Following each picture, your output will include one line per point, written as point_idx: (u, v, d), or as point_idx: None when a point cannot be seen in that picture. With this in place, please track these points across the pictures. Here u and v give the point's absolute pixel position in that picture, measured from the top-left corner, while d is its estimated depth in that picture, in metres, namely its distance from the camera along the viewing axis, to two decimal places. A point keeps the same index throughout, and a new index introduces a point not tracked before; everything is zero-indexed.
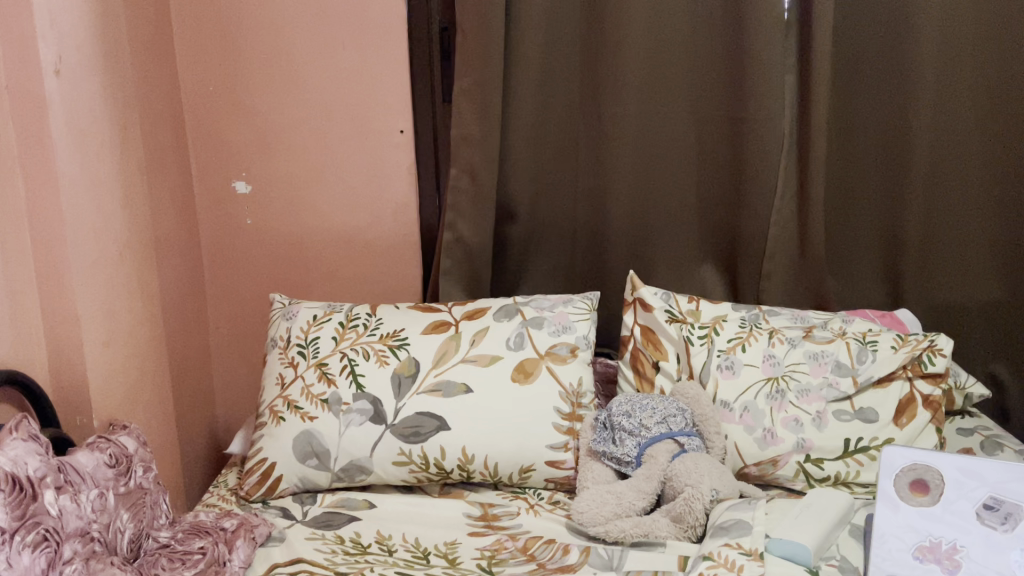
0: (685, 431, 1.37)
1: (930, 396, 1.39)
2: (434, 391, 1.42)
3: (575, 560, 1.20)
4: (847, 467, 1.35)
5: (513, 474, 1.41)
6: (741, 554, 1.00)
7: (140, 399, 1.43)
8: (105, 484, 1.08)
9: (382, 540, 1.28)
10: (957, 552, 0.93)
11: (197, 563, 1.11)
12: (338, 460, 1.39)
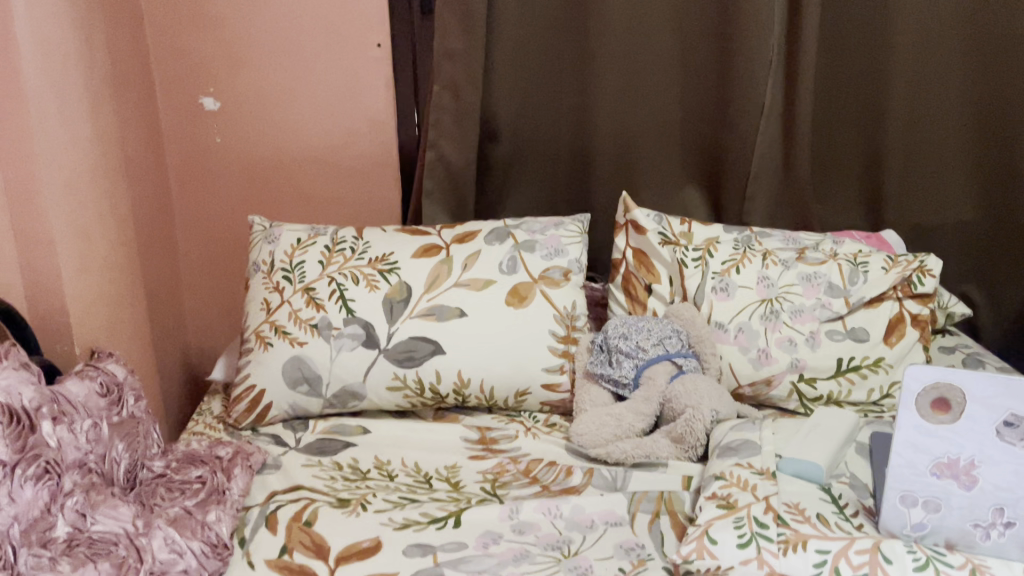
0: (682, 352, 1.37)
1: (918, 316, 1.41)
2: (428, 315, 1.38)
3: (578, 481, 1.20)
4: (839, 385, 1.37)
5: (509, 398, 1.41)
6: (753, 473, 1.03)
7: (119, 326, 1.37)
8: (98, 414, 1.04)
9: (382, 465, 1.26)
10: (975, 468, 0.90)
11: (198, 493, 1.08)
12: (330, 386, 1.36)
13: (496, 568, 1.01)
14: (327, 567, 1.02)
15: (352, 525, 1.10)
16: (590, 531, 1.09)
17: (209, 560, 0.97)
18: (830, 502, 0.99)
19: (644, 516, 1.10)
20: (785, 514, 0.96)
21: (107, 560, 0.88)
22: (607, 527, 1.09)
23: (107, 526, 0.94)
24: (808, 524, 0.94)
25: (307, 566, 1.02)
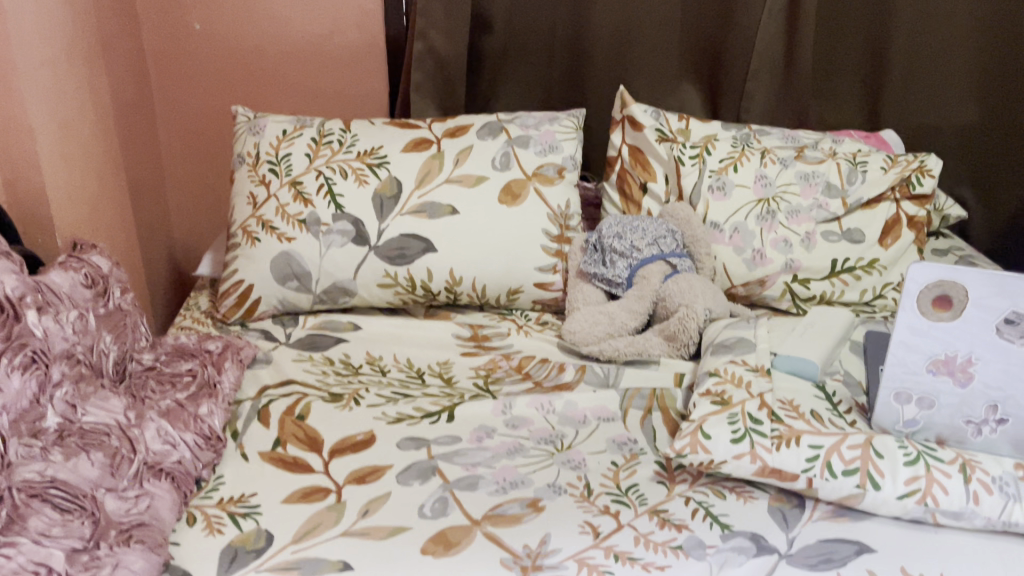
0: (676, 252, 1.35)
1: (916, 218, 1.40)
2: (418, 212, 1.35)
3: (571, 378, 1.21)
4: (833, 286, 1.36)
5: (501, 296, 1.40)
6: (747, 370, 1.03)
7: (102, 218, 1.33)
8: (85, 305, 1.02)
9: (373, 361, 1.26)
10: (972, 366, 0.90)
11: (189, 386, 1.07)
12: (320, 282, 1.34)
13: (490, 461, 1.02)
14: (322, 459, 1.02)
15: (345, 419, 1.10)
16: (582, 426, 1.09)
17: (203, 452, 0.98)
18: (823, 399, 0.99)
19: (636, 413, 1.11)
20: (779, 410, 0.96)
21: (101, 450, 0.88)
22: (599, 422, 1.10)
23: (98, 417, 0.93)
24: (801, 421, 0.95)
25: (302, 458, 1.02)
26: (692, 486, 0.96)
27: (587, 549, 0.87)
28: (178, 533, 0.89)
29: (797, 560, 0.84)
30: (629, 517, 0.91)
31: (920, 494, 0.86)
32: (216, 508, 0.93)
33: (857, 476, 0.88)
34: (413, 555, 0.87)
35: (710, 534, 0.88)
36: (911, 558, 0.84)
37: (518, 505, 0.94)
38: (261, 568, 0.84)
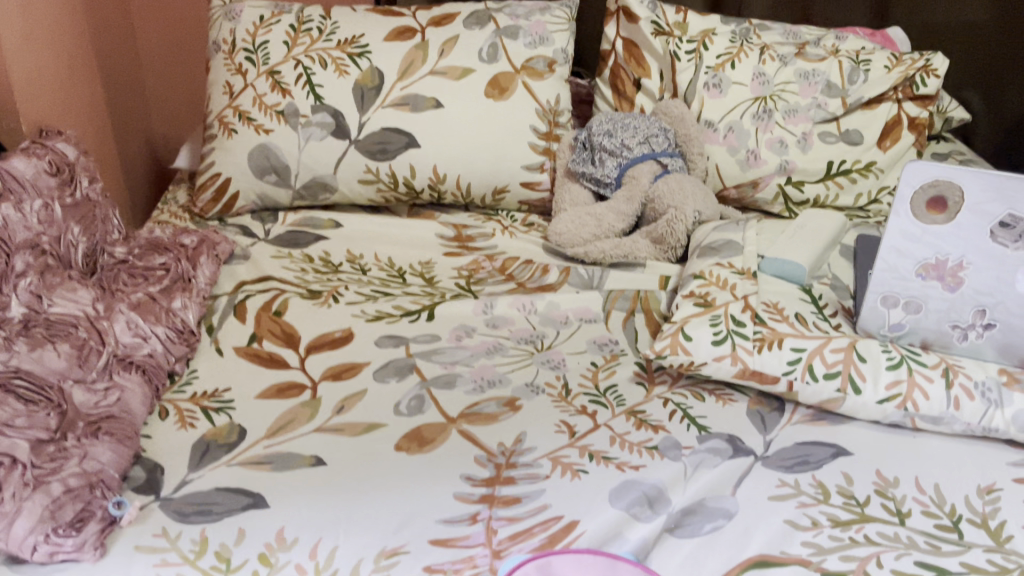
0: (668, 152, 1.30)
1: (917, 119, 1.35)
2: (401, 106, 1.30)
3: (554, 280, 1.18)
4: (828, 190, 1.33)
5: (487, 196, 1.36)
6: (733, 274, 1.01)
7: (71, 105, 1.28)
8: (50, 195, 0.99)
9: (354, 259, 1.23)
10: (962, 271, 0.88)
11: (162, 280, 1.05)
12: (299, 177, 1.30)
13: (469, 360, 1.01)
14: (298, 355, 1.01)
15: (323, 316, 1.08)
16: (564, 327, 1.07)
17: (175, 345, 0.96)
18: (809, 303, 0.98)
19: (619, 315, 1.09)
20: (762, 313, 0.95)
21: (67, 341, 0.88)
22: (581, 324, 1.08)
23: (65, 308, 0.92)
24: (785, 324, 0.93)
25: (277, 355, 1.01)
26: (671, 388, 0.95)
27: (562, 449, 0.86)
28: (149, 426, 0.88)
29: (773, 462, 0.84)
30: (606, 418, 0.90)
31: (900, 399, 0.85)
32: (188, 402, 0.92)
33: (838, 380, 0.87)
34: (387, 451, 0.86)
35: (687, 435, 0.88)
36: (887, 461, 0.83)
37: (494, 404, 0.93)
38: (233, 462, 0.83)
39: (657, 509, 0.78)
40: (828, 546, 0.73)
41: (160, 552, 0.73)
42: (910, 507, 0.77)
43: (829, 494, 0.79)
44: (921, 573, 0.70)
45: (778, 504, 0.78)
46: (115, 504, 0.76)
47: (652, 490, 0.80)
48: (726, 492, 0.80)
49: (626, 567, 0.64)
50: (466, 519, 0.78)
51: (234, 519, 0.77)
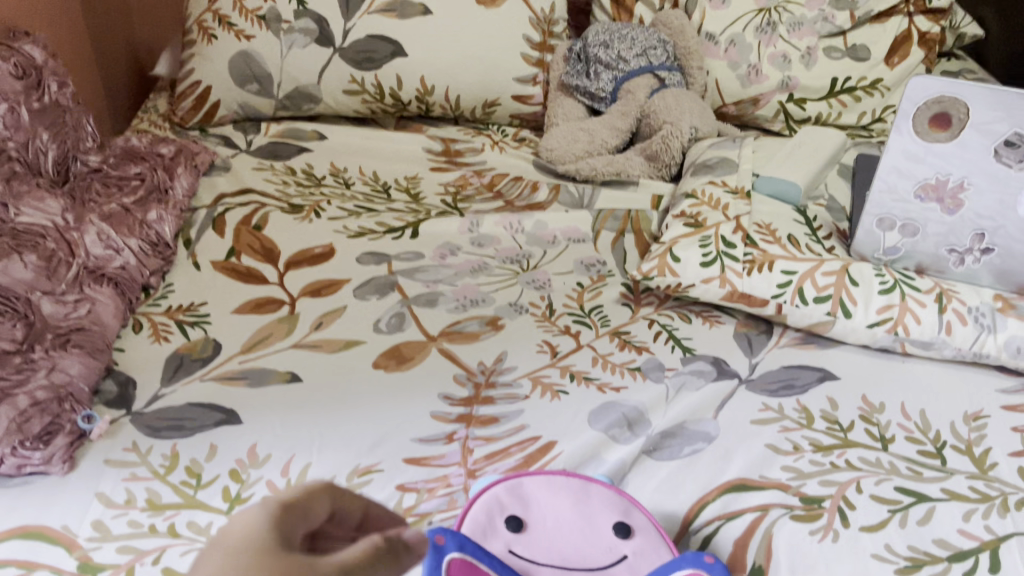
0: (665, 65, 1.25)
1: (927, 34, 1.28)
2: (388, 12, 1.24)
3: (544, 198, 1.15)
4: (830, 108, 1.28)
5: (476, 109, 1.31)
6: (726, 193, 0.98)
7: (41, 6, 1.22)
8: (15, 98, 0.94)
9: (337, 173, 1.19)
10: (963, 193, 0.84)
11: (137, 192, 1.02)
12: (282, 87, 1.25)
13: (452, 279, 0.98)
14: (277, 271, 0.98)
15: (304, 231, 1.05)
16: (551, 247, 1.04)
17: (149, 259, 0.94)
18: (803, 225, 0.95)
19: (608, 235, 1.06)
20: (754, 235, 0.92)
21: (35, 252, 0.85)
22: (569, 243, 1.05)
23: (33, 217, 0.89)
24: (777, 246, 0.90)
25: (255, 269, 0.98)
26: (657, 310, 0.93)
27: (543, 369, 0.84)
28: (122, 340, 0.86)
29: (757, 385, 0.82)
30: (590, 339, 0.89)
31: (891, 324, 0.83)
32: (163, 316, 0.90)
33: (829, 304, 0.85)
34: (364, 369, 0.84)
35: (672, 357, 0.86)
36: (875, 387, 0.81)
37: (477, 323, 0.91)
38: (207, 378, 0.82)
39: (636, 431, 0.77)
40: (808, 470, 0.72)
41: (130, 466, 0.72)
42: (894, 433, 0.76)
43: (813, 419, 0.78)
44: (901, 499, 0.69)
45: (759, 428, 0.77)
46: (85, 418, 0.75)
47: (632, 412, 0.79)
48: (707, 415, 0.79)
49: (598, 487, 0.63)
50: (442, 438, 0.76)
51: (206, 434, 0.75)
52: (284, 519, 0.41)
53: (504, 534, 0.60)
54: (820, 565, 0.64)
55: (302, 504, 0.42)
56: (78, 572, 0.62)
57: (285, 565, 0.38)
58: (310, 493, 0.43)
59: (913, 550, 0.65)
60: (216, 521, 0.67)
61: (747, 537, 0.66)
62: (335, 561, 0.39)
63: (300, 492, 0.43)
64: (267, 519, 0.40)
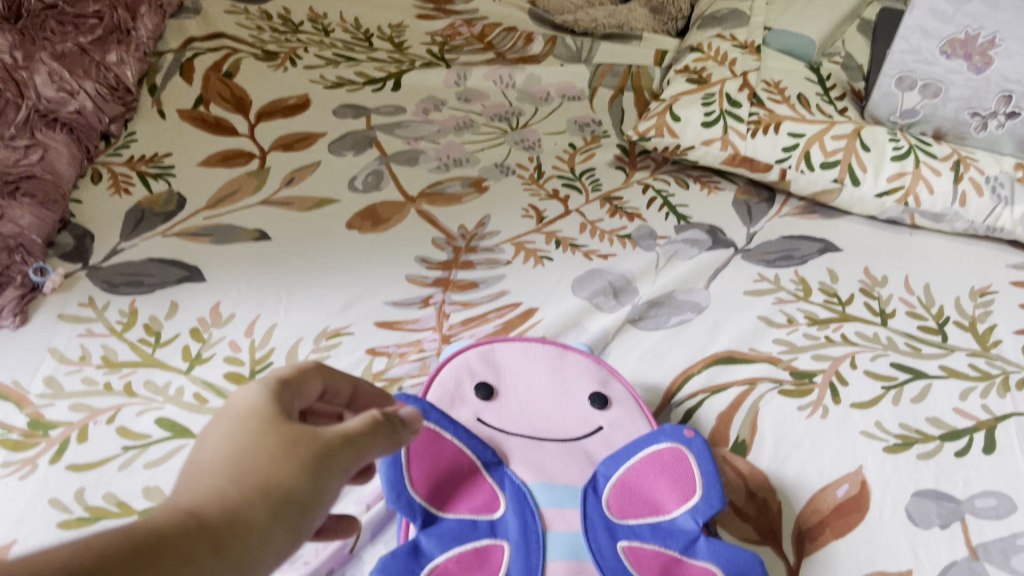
0: None
1: None
2: None
3: (538, 51, 1.06)
4: None
5: None
6: (735, 48, 0.91)
7: None
8: None
9: (316, 19, 1.10)
10: (993, 49, 0.76)
11: (95, 31, 0.93)
12: None
13: (435, 136, 0.92)
14: (247, 122, 0.92)
15: (277, 80, 0.98)
16: (543, 104, 0.97)
17: (108, 104, 0.88)
18: (815, 84, 0.87)
19: (606, 93, 0.99)
20: (761, 93, 0.84)
21: None
22: (563, 100, 0.98)
23: None
24: (785, 106, 0.83)
25: (224, 120, 0.91)
26: (653, 175, 0.87)
27: (528, 234, 0.79)
28: (79, 191, 0.81)
29: (754, 256, 0.77)
30: (579, 203, 0.83)
31: (901, 194, 0.78)
32: (123, 166, 0.84)
33: (836, 170, 0.79)
34: (337, 229, 0.79)
35: (665, 225, 0.81)
36: (878, 260, 0.77)
37: (459, 184, 0.85)
38: (170, 233, 0.77)
39: (622, 301, 0.73)
40: (801, 344, 0.68)
41: (85, 322, 0.68)
42: (895, 307, 0.72)
43: (811, 292, 0.73)
44: (897, 376, 0.66)
45: (753, 300, 0.72)
46: (37, 272, 0.70)
47: (618, 281, 0.74)
48: (699, 285, 0.74)
49: (575, 356, 0.59)
50: (417, 302, 0.72)
51: (167, 292, 0.71)
52: (281, 394, 0.40)
53: (473, 403, 0.56)
54: (806, 442, 0.61)
55: (296, 381, 0.41)
56: (28, 429, 0.59)
57: (287, 432, 0.37)
58: (301, 372, 0.42)
59: (904, 428, 0.62)
60: (175, 381, 0.64)
61: (731, 411, 0.63)
62: (333, 431, 0.38)
63: (293, 369, 0.41)
64: (264, 394, 0.39)
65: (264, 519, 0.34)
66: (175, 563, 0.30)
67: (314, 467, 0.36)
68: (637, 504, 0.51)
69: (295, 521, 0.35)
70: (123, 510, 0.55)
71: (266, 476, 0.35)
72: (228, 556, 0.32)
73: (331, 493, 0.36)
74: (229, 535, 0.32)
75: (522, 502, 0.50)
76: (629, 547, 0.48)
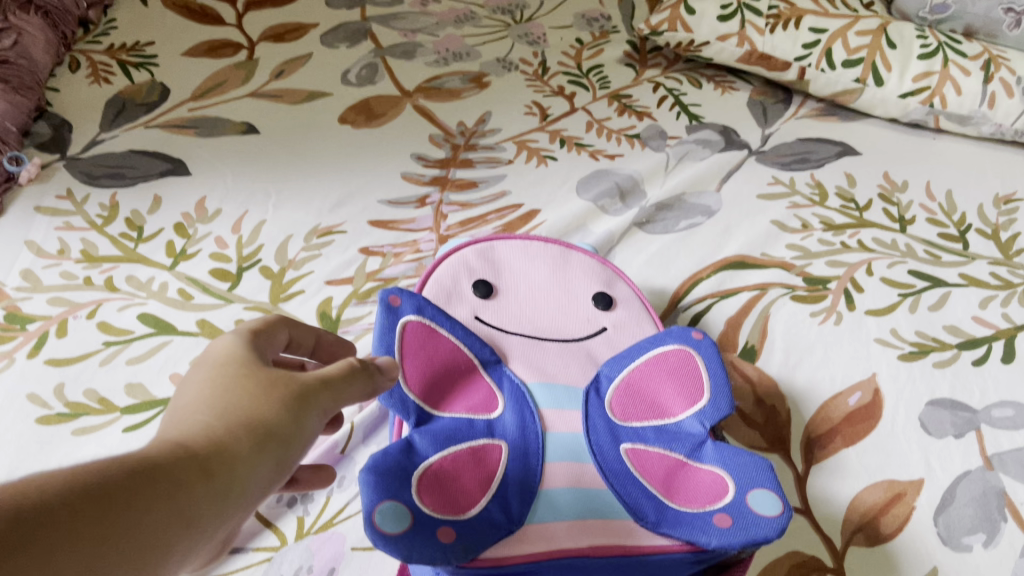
0: None
1: None
2: None
3: None
4: None
5: None
6: None
7: None
8: None
9: None
10: None
11: None
12: None
13: (433, 29, 0.87)
14: (235, 11, 0.86)
15: None
16: None
17: None
18: None
19: None
20: None
21: None
22: None
23: None
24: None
25: (210, 9, 0.86)
26: (664, 73, 0.83)
27: (531, 133, 0.75)
28: (57, 80, 0.76)
29: (769, 158, 0.73)
30: (585, 101, 0.79)
31: (927, 95, 0.74)
32: (103, 55, 0.80)
33: (859, 69, 0.75)
34: (329, 124, 0.75)
35: (676, 125, 0.77)
36: (898, 164, 0.73)
37: (459, 79, 0.81)
38: (153, 125, 0.73)
39: (629, 203, 0.69)
40: (816, 250, 0.65)
41: (63, 215, 0.65)
42: (914, 214, 0.68)
43: (827, 196, 0.70)
44: (914, 284, 0.63)
45: (766, 204, 0.69)
46: (11, 161, 0.66)
47: (625, 182, 0.71)
48: (710, 188, 0.71)
49: (579, 256, 0.57)
50: (413, 201, 0.68)
51: (150, 186, 0.68)
52: (255, 343, 0.37)
53: (471, 300, 0.53)
54: (818, 349, 0.58)
55: (266, 332, 0.38)
56: (4, 322, 0.57)
57: (264, 373, 0.34)
58: (270, 323, 0.39)
59: (920, 336, 0.59)
60: (158, 277, 0.61)
61: (741, 316, 0.60)
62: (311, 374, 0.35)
63: (262, 320, 0.38)
64: (238, 342, 0.36)
65: (248, 451, 0.31)
66: (154, 497, 0.27)
67: (294, 405, 0.33)
68: (641, 406, 0.49)
69: (279, 456, 0.32)
70: (105, 407, 0.53)
71: (247, 411, 0.32)
72: (212, 490, 0.29)
73: (312, 431, 0.33)
74: (211, 468, 0.29)
75: (521, 402, 0.47)
76: (632, 450, 0.46)
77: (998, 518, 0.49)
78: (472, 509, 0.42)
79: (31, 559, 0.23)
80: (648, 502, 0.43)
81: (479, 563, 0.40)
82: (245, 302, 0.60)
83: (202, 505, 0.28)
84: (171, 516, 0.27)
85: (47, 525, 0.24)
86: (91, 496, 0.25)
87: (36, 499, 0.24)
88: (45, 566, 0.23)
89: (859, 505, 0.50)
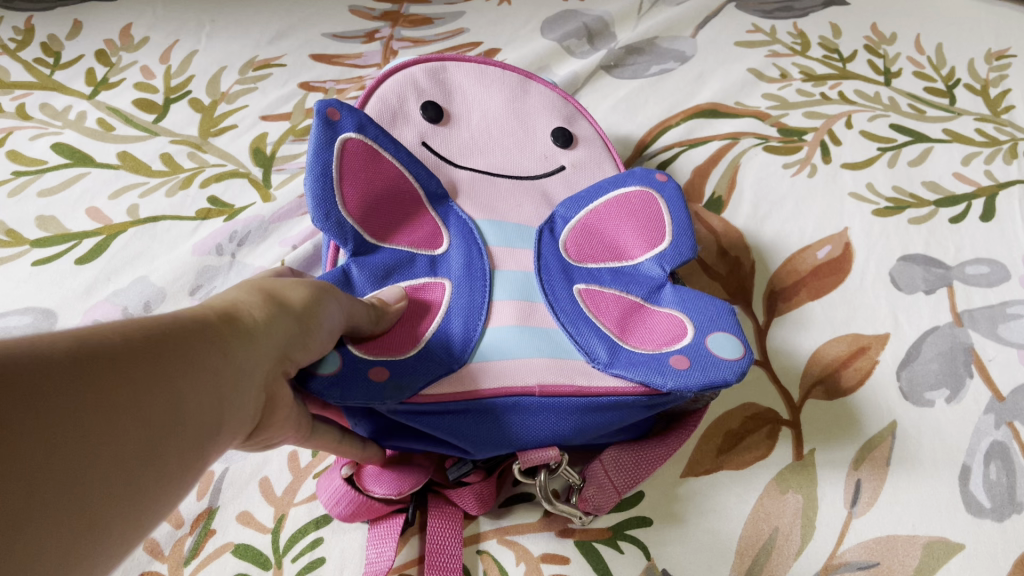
0: None
1: None
2: None
3: None
4: None
5: None
6: None
7: None
8: None
9: None
10: None
11: None
12: None
13: None
14: None
15: None
16: None
17: None
18: None
19: None
20: None
21: None
22: None
23: None
24: None
25: None
26: None
27: None
28: None
29: (750, 6, 0.69)
30: None
31: None
32: None
33: None
34: None
35: None
36: (885, 18, 0.69)
37: None
38: None
39: (597, 46, 0.65)
40: (794, 100, 0.61)
41: None
42: (901, 67, 0.64)
43: (809, 47, 0.65)
44: (895, 138, 0.59)
45: (744, 51, 0.64)
46: None
47: (595, 24, 0.66)
48: (685, 34, 0.66)
49: (539, 87, 0.54)
50: (361, 37, 0.63)
51: (71, 11, 0.62)
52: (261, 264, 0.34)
53: (418, 124, 0.48)
54: (789, 201, 0.55)
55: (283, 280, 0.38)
56: None
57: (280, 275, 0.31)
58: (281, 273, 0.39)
59: (897, 192, 0.56)
60: (76, 106, 0.55)
61: (710, 166, 0.57)
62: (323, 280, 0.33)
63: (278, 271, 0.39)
64: None
65: (277, 315, 0.28)
66: (199, 351, 0.23)
67: (312, 286, 0.31)
68: (598, 249, 0.45)
69: (301, 328, 0.29)
70: (13, 239, 0.48)
71: (269, 287, 0.29)
72: (247, 348, 0.25)
73: (333, 318, 0.31)
74: (245, 330, 0.26)
75: (469, 239, 0.44)
76: (586, 292, 0.42)
77: (964, 373, 0.46)
78: (409, 350, 0.37)
79: (65, 401, 0.19)
80: (601, 342, 0.40)
81: (417, 400, 0.36)
82: (172, 135, 0.55)
83: (239, 367, 0.25)
84: (217, 368, 0.23)
85: (85, 371, 0.20)
86: (130, 343, 0.21)
87: (73, 344, 0.20)
88: (81, 411, 0.19)
89: (821, 358, 0.47)
